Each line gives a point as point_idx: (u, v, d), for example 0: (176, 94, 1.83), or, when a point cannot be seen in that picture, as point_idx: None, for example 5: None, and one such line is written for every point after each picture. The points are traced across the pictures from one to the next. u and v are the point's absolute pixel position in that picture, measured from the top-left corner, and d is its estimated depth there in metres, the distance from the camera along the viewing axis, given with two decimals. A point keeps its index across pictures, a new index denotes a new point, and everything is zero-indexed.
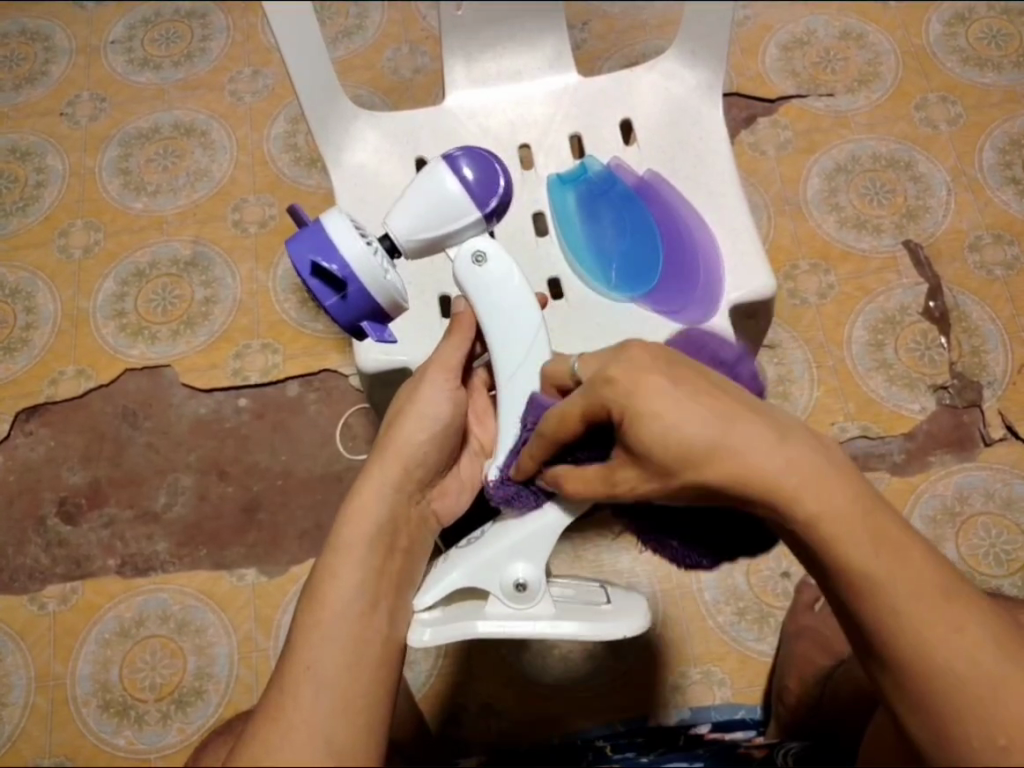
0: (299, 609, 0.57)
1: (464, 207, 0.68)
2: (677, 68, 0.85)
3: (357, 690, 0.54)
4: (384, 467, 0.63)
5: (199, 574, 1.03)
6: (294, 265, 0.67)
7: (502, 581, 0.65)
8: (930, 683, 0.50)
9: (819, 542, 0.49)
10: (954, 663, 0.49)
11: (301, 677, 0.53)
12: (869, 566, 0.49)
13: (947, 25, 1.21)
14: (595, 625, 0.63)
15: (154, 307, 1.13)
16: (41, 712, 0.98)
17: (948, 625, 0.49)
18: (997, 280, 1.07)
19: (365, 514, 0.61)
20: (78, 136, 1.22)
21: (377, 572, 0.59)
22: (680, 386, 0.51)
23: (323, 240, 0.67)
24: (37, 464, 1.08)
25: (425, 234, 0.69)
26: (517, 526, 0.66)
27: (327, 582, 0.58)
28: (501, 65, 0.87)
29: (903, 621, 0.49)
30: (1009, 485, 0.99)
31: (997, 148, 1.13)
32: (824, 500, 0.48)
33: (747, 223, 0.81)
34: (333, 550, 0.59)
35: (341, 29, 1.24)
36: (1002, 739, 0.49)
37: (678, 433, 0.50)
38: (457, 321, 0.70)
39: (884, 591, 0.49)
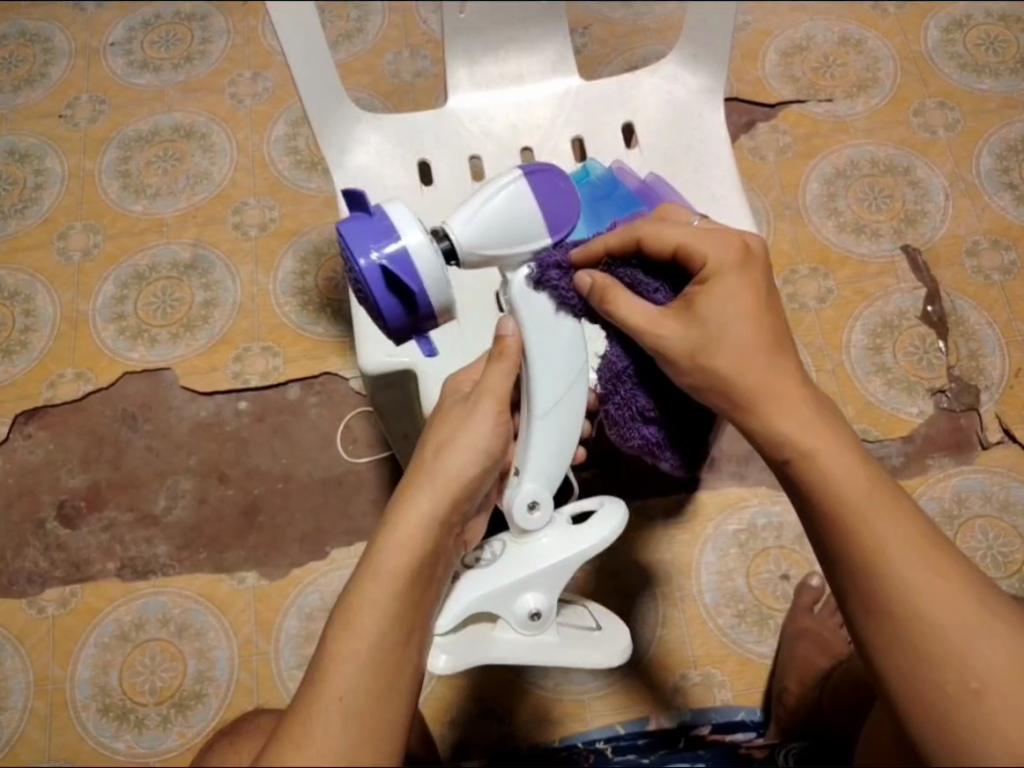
0: (330, 633, 0.56)
1: (533, 232, 0.64)
2: (678, 71, 0.86)
3: (386, 717, 0.53)
4: (434, 497, 0.61)
5: (200, 577, 1.02)
6: (352, 252, 0.62)
7: (515, 613, 0.69)
8: (907, 625, 0.54)
9: (815, 471, 0.58)
10: (935, 603, 0.54)
11: (333, 706, 0.52)
12: (866, 495, 0.56)
13: (944, 31, 1.21)
14: (584, 652, 0.71)
15: (153, 309, 1.13)
16: (40, 716, 0.98)
17: (929, 566, 0.55)
18: (995, 284, 1.08)
19: (410, 544, 0.59)
20: (77, 138, 1.21)
21: (412, 603, 0.57)
22: (749, 282, 0.62)
23: (381, 227, 0.62)
24: (36, 466, 1.07)
25: (487, 249, 0.64)
26: (532, 561, 0.69)
27: (362, 607, 0.56)
28: (503, 69, 0.88)
29: (886, 546, 0.55)
30: (1007, 489, 1.00)
31: (994, 153, 1.14)
32: (823, 427, 0.59)
33: (749, 224, 0.81)
34: (369, 579, 0.57)
35: (342, 32, 1.24)
36: (974, 683, 0.52)
37: (732, 328, 0.61)
38: (504, 346, 0.66)
39: (875, 527, 0.55)
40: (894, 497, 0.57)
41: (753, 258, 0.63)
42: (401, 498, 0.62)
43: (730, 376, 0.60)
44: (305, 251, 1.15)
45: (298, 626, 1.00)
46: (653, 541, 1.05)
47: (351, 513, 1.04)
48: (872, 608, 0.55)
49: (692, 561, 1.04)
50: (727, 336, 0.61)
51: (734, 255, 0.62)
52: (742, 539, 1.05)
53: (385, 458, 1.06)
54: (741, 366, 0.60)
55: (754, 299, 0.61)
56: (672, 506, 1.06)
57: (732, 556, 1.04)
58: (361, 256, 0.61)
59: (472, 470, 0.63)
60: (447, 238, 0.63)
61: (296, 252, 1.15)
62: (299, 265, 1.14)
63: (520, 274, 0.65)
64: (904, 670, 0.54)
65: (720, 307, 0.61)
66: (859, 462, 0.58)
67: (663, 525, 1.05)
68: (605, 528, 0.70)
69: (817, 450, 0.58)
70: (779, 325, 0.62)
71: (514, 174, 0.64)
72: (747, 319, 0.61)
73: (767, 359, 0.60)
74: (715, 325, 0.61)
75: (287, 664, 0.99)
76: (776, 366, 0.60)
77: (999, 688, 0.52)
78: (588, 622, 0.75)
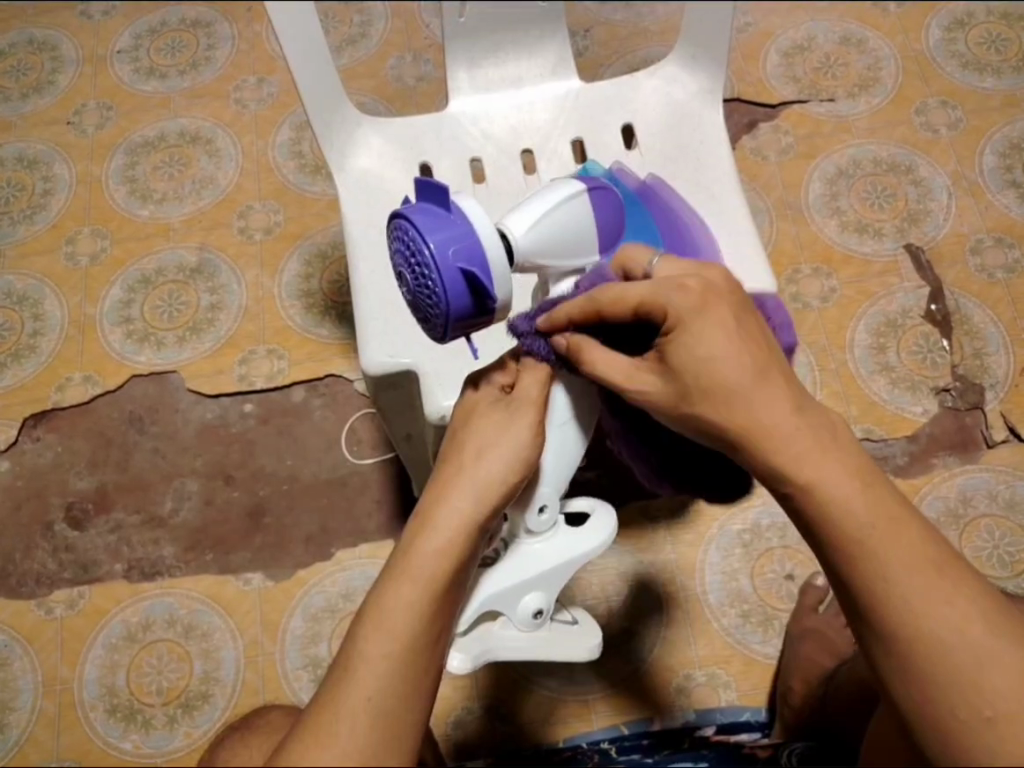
0: (361, 630, 0.56)
1: (583, 250, 0.67)
2: (678, 72, 0.86)
3: (410, 722, 0.54)
4: (471, 503, 0.61)
5: (206, 578, 1.03)
6: (424, 239, 0.59)
7: (520, 613, 0.72)
8: (922, 656, 0.53)
9: (817, 507, 0.56)
10: (944, 632, 0.53)
11: (361, 707, 0.53)
12: (863, 533, 0.54)
13: (946, 30, 1.21)
14: (574, 643, 0.75)
15: (160, 313, 1.14)
16: (49, 716, 0.99)
17: (934, 592, 0.54)
18: (998, 283, 1.08)
19: (446, 549, 0.59)
20: (84, 145, 1.23)
21: (444, 608, 0.58)
22: (727, 309, 0.57)
23: (452, 219, 0.60)
24: (45, 469, 1.08)
25: (541, 257, 0.65)
26: (537, 562, 0.71)
27: (396, 608, 0.56)
28: (503, 72, 0.88)
29: (890, 579, 0.54)
30: (1012, 487, 1.00)
31: (997, 151, 1.14)
32: (823, 456, 0.55)
33: (748, 223, 0.82)
34: (405, 578, 0.58)
35: (345, 37, 1.25)
36: (986, 711, 0.52)
37: (719, 367, 0.56)
38: (536, 356, 0.65)
39: (878, 560, 0.54)
40: (896, 521, 0.55)
41: (715, 293, 0.58)
42: (437, 496, 0.62)
43: (716, 423, 0.57)
44: (310, 254, 1.16)
45: (303, 627, 1.01)
46: (657, 542, 1.05)
47: (357, 515, 1.05)
48: (883, 637, 0.55)
49: (696, 561, 1.04)
50: (721, 376, 0.56)
51: (695, 299, 0.57)
52: (746, 539, 1.05)
53: (390, 460, 1.07)
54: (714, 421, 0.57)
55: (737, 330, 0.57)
56: (676, 507, 1.06)
57: (736, 556, 1.04)
58: (433, 243, 0.58)
59: (513, 477, 0.62)
60: (506, 239, 0.63)
61: (301, 256, 1.16)
62: (304, 268, 1.15)
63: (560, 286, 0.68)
64: (915, 694, 0.54)
65: (697, 348, 0.57)
66: (862, 486, 0.55)
67: (667, 526, 1.06)
68: (603, 530, 0.72)
69: (816, 482, 0.55)
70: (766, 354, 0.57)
71: (578, 189, 0.66)
72: (727, 359, 0.56)
73: (749, 404, 0.56)
74: (697, 370, 0.57)
75: (293, 664, 0.99)
76: (770, 401, 0.56)
77: (1008, 713, 0.52)
78: (567, 617, 0.78)
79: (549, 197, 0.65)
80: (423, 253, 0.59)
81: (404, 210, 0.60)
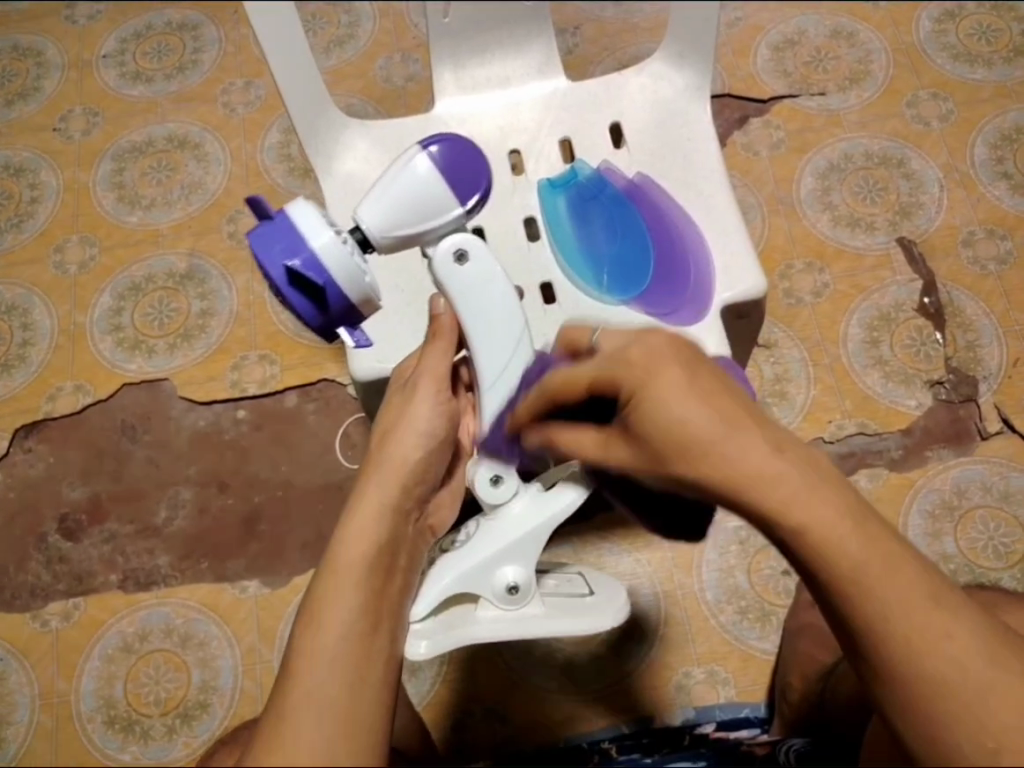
0: (297, 632, 0.55)
1: (443, 207, 0.66)
2: (665, 70, 0.85)
3: (364, 713, 0.51)
4: (382, 485, 0.63)
5: (202, 587, 1.03)
6: (260, 262, 0.62)
7: (493, 586, 0.69)
8: (930, 695, 0.49)
9: (816, 551, 0.49)
10: (943, 668, 0.49)
11: (301, 702, 0.50)
12: (859, 575, 0.49)
13: (937, 22, 1.21)
14: (577, 615, 0.71)
15: (150, 320, 1.13)
16: (47, 729, 0.98)
17: (935, 629, 0.49)
18: (991, 274, 1.08)
19: (364, 534, 0.59)
20: (71, 151, 1.21)
21: (376, 595, 0.57)
22: (678, 367, 0.52)
23: (290, 229, 0.62)
24: (37, 480, 1.07)
25: (400, 231, 0.66)
26: (503, 530, 0.70)
27: (325, 604, 0.55)
28: (489, 72, 0.87)
29: (892, 622, 0.49)
30: (1006, 479, 1.00)
31: (988, 143, 1.14)
32: (814, 496, 0.48)
33: (736, 221, 0.82)
34: (330, 575, 0.57)
35: (332, 38, 1.23)
36: (991, 744, 0.49)
37: (682, 422, 0.50)
38: (438, 325, 0.68)
39: (878, 601, 0.49)
40: (897, 554, 0.49)
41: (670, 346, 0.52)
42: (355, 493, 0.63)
43: (700, 474, 0.50)
44: None
45: None
46: (654, 541, 1.05)
47: None
48: (883, 678, 0.51)
49: (693, 558, 1.04)
50: (686, 430, 0.50)
51: (648, 361, 0.52)
52: (743, 536, 1.05)
53: None
54: (703, 440, 0.49)
55: (697, 380, 0.51)
56: None
57: (733, 553, 1.05)
58: (270, 263, 0.61)
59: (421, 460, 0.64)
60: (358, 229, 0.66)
61: None
62: None
63: (443, 247, 0.67)
64: (917, 730, 0.51)
65: (659, 414, 0.51)
66: (853, 526, 0.49)
67: None
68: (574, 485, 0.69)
69: (809, 525, 0.49)
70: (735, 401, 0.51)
71: (415, 152, 0.66)
72: (695, 410, 0.50)
73: (732, 454, 0.49)
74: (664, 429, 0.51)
75: None
76: (748, 442, 0.49)
77: (1014, 744, 0.49)
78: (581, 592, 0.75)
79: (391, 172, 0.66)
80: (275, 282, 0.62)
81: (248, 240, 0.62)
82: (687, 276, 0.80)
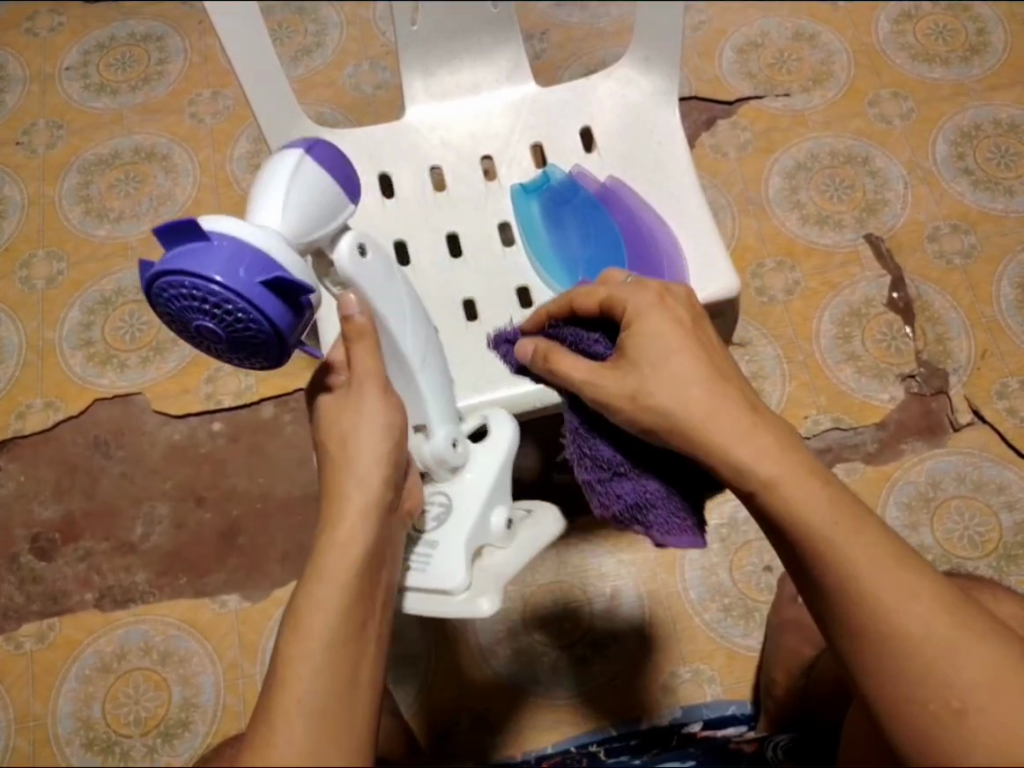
0: (283, 639, 0.54)
1: (336, 206, 0.61)
2: (632, 75, 0.86)
3: (350, 716, 0.52)
4: (367, 486, 0.60)
5: (181, 603, 1.01)
6: (221, 280, 0.53)
7: (491, 531, 0.70)
8: (895, 646, 0.52)
9: (781, 508, 0.55)
10: (909, 624, 0.52)
11: (292, 709, 0.50)
12: (829, 534, 0.53)
13: (895, 23, 1.24)
14: (535, 539, 0.73)
15: (122, 334, 1.12)
16: (23, 753, 0.96)
17: (900, 586, 0.52)
18: (957, 268, 1.10)
19: (352, 541, 0.57)
20: (35, 166, 1.20)
21: (364, 600, 0.56)
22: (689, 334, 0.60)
23: (173, 234, 0.54)
24: (7, 499, 1.05)
25: (314, 236, 0.60)
26: (474, 483, 0.70)
27: (313, 610, 0.54)
28: (459, 80, 0.88)
29: (858, 577, 0.53)
30: (980, 468, 1.02)
31: (949, 140, 1.16)
32: (780, 461, 0.55)
33: (707, 222, 0.83)
34: (318, 579, 0.56)
35: (300, 47, 1.24)
36: (955, 704, 0.51)
37: (680, 382, 0.58)
38: (358, 328, 0.61)
39: (847, 558, 0.53)
40: (857, 519, 0.54)
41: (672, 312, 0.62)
42: (333, 490, 0.60)
43: (681, 425, 0.57)
44: None
45: None
46: (637, 541, 1.05)
47: None
48: (851, 633, 0.54)
49: (676, 557, 1.05)
50: (679, 384, 0.58)
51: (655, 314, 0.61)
52: (724, 533, 1.06)
53: None
54: (682, 407, 0.58)
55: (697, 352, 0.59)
56: None
57: (714, 551, 1.05)
58: (229, 276, 0.53)
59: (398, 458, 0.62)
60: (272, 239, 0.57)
61: None
62: None
63: (342, 249, 0.62)
64: (880, 685, 0.53)
65: (650, 361, 0.60)
66: (820, 487, 0.55)
67: None
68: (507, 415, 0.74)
69: (776, 483, 0.55)
70: (721, 370, 0.59)
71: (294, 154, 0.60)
72: (694, 378, 0.58)
73: (712, 403, 0.57)
74: (659, 378, 0.59)
75: None
76: (728, 411, 0.57)
77: (975, 703, 0.51)
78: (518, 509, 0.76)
79: (274, 178, 0.59)
80: (210, 288, 0.53)
81: (143, 286, 0.55)
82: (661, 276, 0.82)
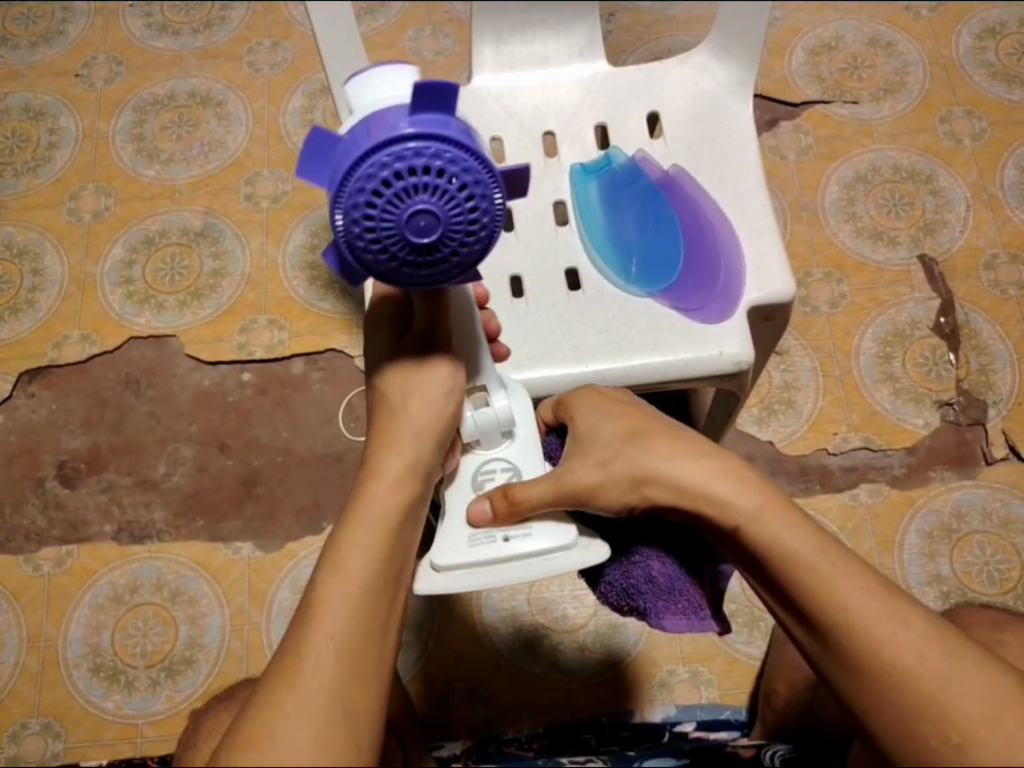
0: (317, 575, 0.53)
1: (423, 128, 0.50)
2: (708, 63, 0.80)
3: (375, 658, 0.51)
4: (416, 437, 0.58)
5: (195, 545, 1.03)
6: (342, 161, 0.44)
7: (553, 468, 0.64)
8: (893, 684, 0.50)
9: (764, 544, 0.54)
10: (906, 656, 0.50)
11: (323, 648, 0.49)
12: (818, 562, 0.53)
13: (977, 38, 1.19)
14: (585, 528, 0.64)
15: (162, 275, 1.13)
16: (32, 672, 0.99)
17: (892, 615, 0.51)
18: (1010, 299, 1.07)
19: (396, 487, 0.56)
20: (92, 99, 1.21)
21: (402, 547, 0.55)
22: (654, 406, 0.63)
23: (331, 139, 0.46)
24: (38, 426, 1.08)
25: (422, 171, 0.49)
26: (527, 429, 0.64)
27: (351, 549, 0.53)
28: (530, 50, 0.82)
29: (853, 609, 0.51)
30: (1008, 505, 0.99)
31: (1018, 166, 1.12)
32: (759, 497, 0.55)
33: (771, 224, 0.77)
34: (358, 520, 0.54)
35: (364, 6, 1.22)
36: (956, 738, 0.48)
37: (645, 436, 0.60)
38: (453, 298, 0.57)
39: (837, 591, 0.52)
40: (845, 557, 0.53)
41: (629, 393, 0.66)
42: (375, 442, 0.58)
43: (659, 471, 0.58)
44: (316, 225, 1.14)
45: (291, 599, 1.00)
46: None
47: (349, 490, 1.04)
48: (850, 670, 0.51)
49: None
50: (650, 438, 0.60)
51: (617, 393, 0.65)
52: None
53: None
54: (654, 453, 0.59)
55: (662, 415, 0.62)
56: None
57: None
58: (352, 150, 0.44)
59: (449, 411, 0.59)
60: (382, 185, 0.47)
61: (307, 225, 1.14)
62: (310, 239, 1.13)
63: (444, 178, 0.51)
64: (887, 724, 0.50)
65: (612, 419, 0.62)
66: (805, 525, 0.54)
67: None
68: None
69: (764, 514, 0.55)
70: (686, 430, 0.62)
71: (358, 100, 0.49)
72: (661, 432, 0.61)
73: (635, 452, 0.60)
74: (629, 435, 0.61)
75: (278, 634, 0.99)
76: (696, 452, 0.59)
77: (981, 738, 0.48)
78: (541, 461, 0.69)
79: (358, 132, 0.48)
80: (406, 143, 0.44)
81: (334, 214, 0.45)
82: (716, 275, 0.76)
